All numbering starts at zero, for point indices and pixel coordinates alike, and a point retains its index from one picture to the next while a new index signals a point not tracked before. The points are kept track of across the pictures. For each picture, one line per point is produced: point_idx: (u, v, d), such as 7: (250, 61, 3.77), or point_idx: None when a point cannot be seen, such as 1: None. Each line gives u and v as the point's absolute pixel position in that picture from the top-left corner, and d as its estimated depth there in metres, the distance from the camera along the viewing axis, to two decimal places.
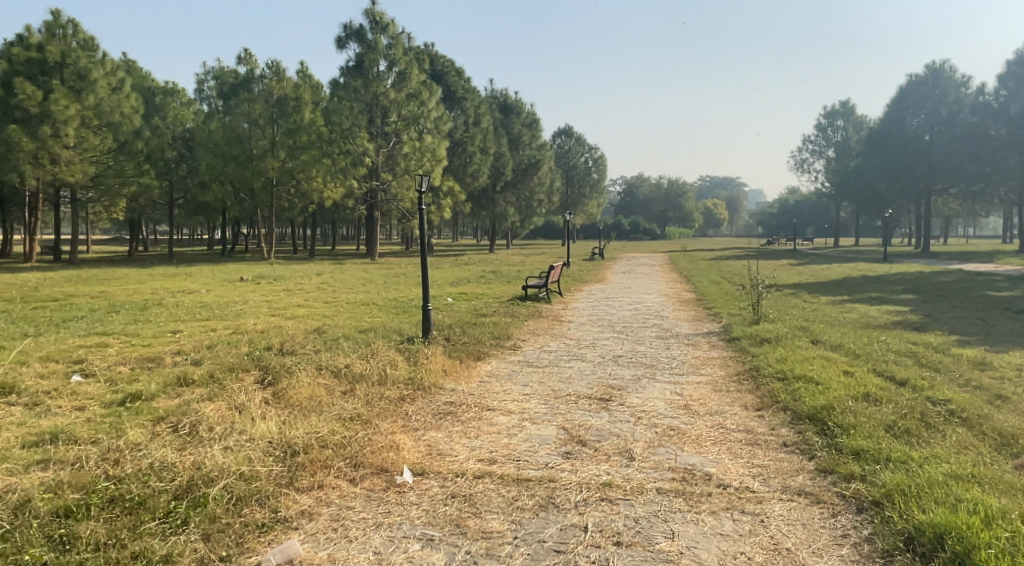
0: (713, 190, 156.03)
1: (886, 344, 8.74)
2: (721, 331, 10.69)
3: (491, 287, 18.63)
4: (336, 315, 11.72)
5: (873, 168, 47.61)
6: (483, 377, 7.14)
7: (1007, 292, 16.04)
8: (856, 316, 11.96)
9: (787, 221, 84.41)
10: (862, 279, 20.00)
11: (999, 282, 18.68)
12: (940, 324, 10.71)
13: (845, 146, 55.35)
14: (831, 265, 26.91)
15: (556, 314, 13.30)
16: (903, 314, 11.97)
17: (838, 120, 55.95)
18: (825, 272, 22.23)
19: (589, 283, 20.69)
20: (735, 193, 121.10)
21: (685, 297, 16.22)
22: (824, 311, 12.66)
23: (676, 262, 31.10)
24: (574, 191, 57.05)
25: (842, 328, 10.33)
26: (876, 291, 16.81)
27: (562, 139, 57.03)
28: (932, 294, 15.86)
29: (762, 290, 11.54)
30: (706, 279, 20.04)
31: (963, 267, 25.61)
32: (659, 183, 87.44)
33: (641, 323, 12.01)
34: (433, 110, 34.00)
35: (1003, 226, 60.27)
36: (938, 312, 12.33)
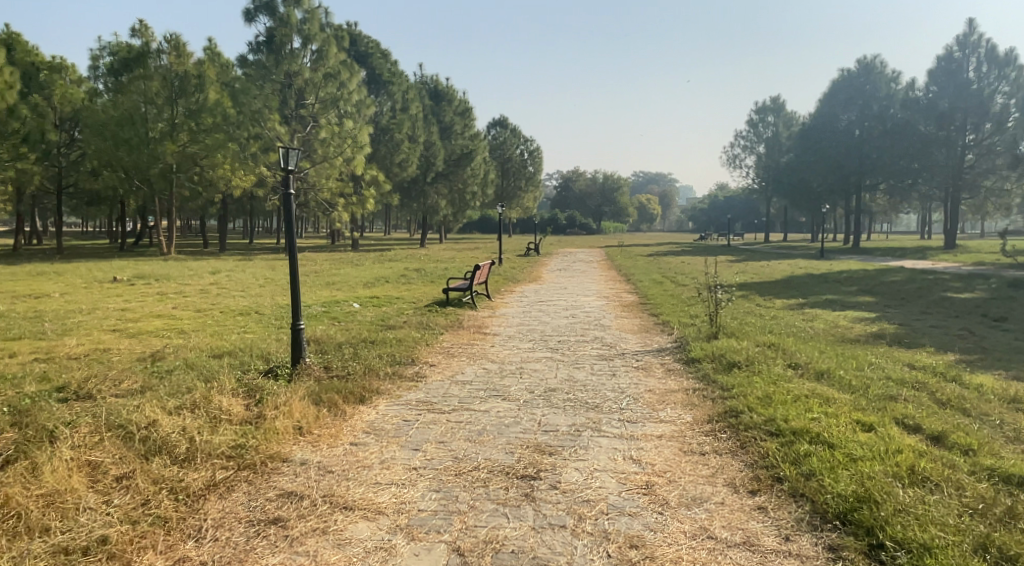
0: (646, 185, 157.51)
1: (881, 369, 7.00)
2: (674, 349, 8.78)
3: (411, 289, 16.37)
4: (197, 330, 9.27)
5: (803, 164, 47.20)
6: (355, 437, 4.92)
7: (967, 295, 14.94)
8: (825, 326, 10.33)
9: (719, 216, 84.75)
10: (811, 278, 18.78)
11: (950, 281, 17.70)
12: (923, 338, 9.16)
13: (776, 142, 55.07)
14: (774, 262, 25.80)
15: (478, 324, 11.19)
16: (875, 324, 10.45)
17: (769, 116, 55.50)
18: (771, 270, 20.94)
19: (522, 283, 18.68)
20: (669, 188, 121.89)
21: (626, 300, 14.41)
22: (787, 319, 11.01)
23: (614, 258, 29.49)
24: (509, 184, 55.11)
25: (816, 343, 8.63)
26: (831, 292, 15.45)
27: (496, 131, 54.97)
28: (891, 297, 14.54)
29: (720, 297, 9.70)
30: (649, 278, 18.33)
31: (904, 264, 24.92)
32: (594, 177, 86.44)
33: (578, 336, 10.02)
34: (353, 92, 31.53)
35: (925, 223, 61.75)
36: (913, 321, 10.86)
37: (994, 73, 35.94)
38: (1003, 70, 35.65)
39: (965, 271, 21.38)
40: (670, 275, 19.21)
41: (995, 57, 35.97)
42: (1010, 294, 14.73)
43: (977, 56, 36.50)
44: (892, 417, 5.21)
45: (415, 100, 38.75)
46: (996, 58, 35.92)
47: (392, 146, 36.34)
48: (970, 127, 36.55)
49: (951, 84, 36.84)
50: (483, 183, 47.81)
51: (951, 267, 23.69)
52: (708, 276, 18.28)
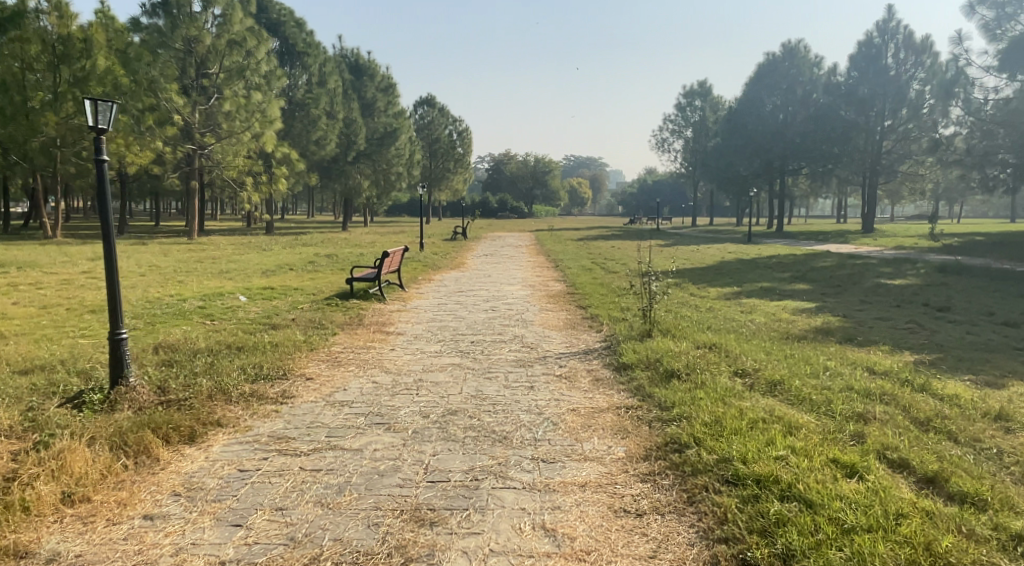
0: (577, 169, 157.69)
1: (843, 378, 5.96)
2: (603, 351, 7.56)
3: (317, 278, 14.71)
4: (21, 335, 7.52)
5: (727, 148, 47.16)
6: (154, 506, 3.52)
7: (900, 281, 14.42)
8: (766, 319, 9.37)
9: (648, 200, 85.08)
10: (743, 263, 18.05)
11: (878, 267, 17.31)
12: (872, 333, 8.28)
13: (703, 127, 54.87)
14: (703, 246, 25.21)
15: (382, 320, 9.75)
16: (818, 316, 9.58)
17: (696, 100, 55.12)
18: (701, 255, 20.20)
19: (442, 270, 17.25)
20: (599, 172, 122.15)
21: (552, 290, 13.20)
22: (724, 311, 10.03)
23: (543, 243, 28.33)
24: (437, 165, 53.18)
25: (761, 341, 7.62)
26: (764, 279, 14.67)
27: (424, 110, 52.70)
28: (825, 284, 13.85)
29: (654, 290, 8.53)
30: (577, 264, 17.23)
31: (830, 249, 24.78)
32: (526, 160, 85.09)
33: (494, 336, 8.69)
34: (263, 61, 29.20)
35: (842, 207, 63.56)
36: (855, 312, 10.07)
37: (912, 60, 36.65)
38: (920, 57, 36.40)
39: (892, 255, 21.21)
40: (599, 260, 18.16)
41: (912, 44, 36.57)
42: (940, 279, 14.31)
43: (895, 42, 36.99)
44: (873, 449, 4.13)
45: (332, 74, 36.48)
46: (913, 45, 36.58)
47: (308, 122, 33.98)
48: (888, 113, 37.16)
49: (870, 70, 37.23)
50: (409, 164, 45.78)
51: (874, 251, 23.64)
52: (638, 263, 17.33)
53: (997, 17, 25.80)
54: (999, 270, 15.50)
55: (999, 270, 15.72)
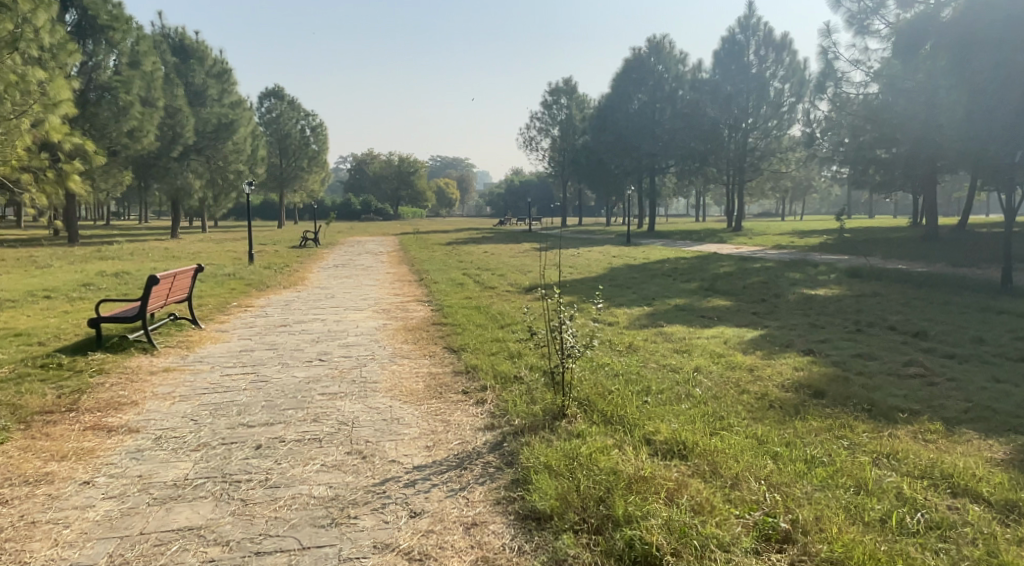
0: (443, 170, 153.68)
1: (977, 549, 3.02)
2: (490, 464, 4.20)
3: (73, 311, 10.22)
4: None
5: (594, 147, 44.59)
6: None
7: (823, 291, 12.32)
8: (724, 367, 6.44)
9: (515, 201, 83.24)
10: (637, 271, 15.46)
11: (783, 272, 15.39)
12: (895, 395, 5.52)
13: (569, 125, 52.68)
14: (582, 250, 22.69)
15: (122, 397, 5.86)
16: (789, 360, 6.83)
17: (562, 98, 52.92)
18: (587, 261, 17.56)
19: (270, 290, 13.21)
20: (464, 173, 119.30)
21: (412, 317, 9.75)
22: (655, 353, 7.06)
23: (405, 248, 24.70)
24: (287, 165, 47.51)
25: (744, 430, 4.64)
26: (673, 291, 12.05)
27: (270, 102, 46.94)
28: (748, 298, 11.40)
29: (575, 341, 5.24)
30: (445, 278, 13.77)
31: (715, 250, 23.07)
32: (389, 158, 80.19)
33: (307, 422, 5.05)
34: (44, 30, 23.12)
35: (700, 205, 64.85)
36: (830, 349, 7.38)
37: (772, 57, 36.27)
38: (780, 54, 36.12)
39: (787, 257, 19.67)
40: (473, 272, 14.85)
41: (771, 41, 36.27)
42: (865, 288, 12.39)
43: (755, 39, 36.48)
44: None
45: (148, 54, 30.39)
46: (774, 42, 36.24)
47: (116, 109, 27.97)
48: (750, 110, 36.60)
49: (733, 66, 36.39)
50: (251, 161, 40.27)
51: (759, 251, 22.26)
52: (520, 274, 14.22)
53: (862, 9, 25.03)
54: (913, 274, 14.03)
55: (911, 274, 14.25)
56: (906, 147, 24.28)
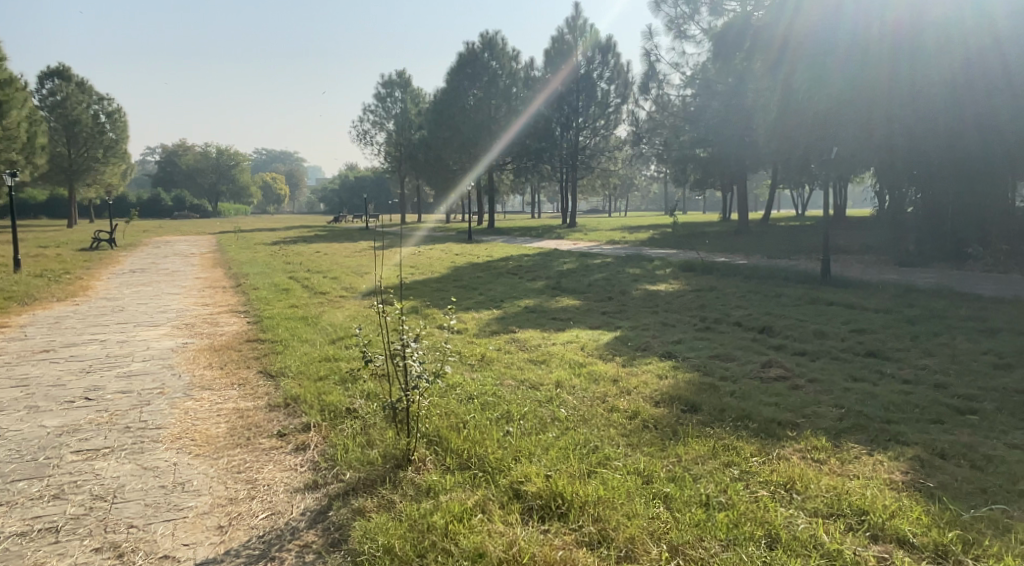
0: (271, 164, 144.76)
1: None
2: (313, 552, 3.10)
3: None
4: None
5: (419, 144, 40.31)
6: None
7: (666, 286, 12.21)
8: (586, 380, 5.73)
9: (349, 197, 79.82)
10: (480, 269, 14.62)
11: (623, 267, 15.28)
12: (767, 404, 5.09)
13: (404, 119, 51.00)
14: (420, 248, 21.53)
15: None
16: (653, 367, 6.27)
17: (396, 91, 51.16)
18: (427, 260, 16.44)
19: (39, 303, 10.74)
20: (294, 167, 113.02)
21: (221, 330, 8.12)
22: (510, 366, 6.16)
23: (222, 250, 22.10)
24: (77, 155, 41.44)
25: (627, 463, 3.88)
26: (520, 291, 11.31)
27: (54, 83, 40.63)
28: (595, 296, 10.96)
29: (420, 371, 4.19)
30: (267, 283, 12.02)
31: (555, 246, 22.93)
32: (206, 150, 73.52)
33: (44, 500, 3.60)
34: None
35: (535, 202, 65.93)
36: (690, 351, 6.95)
37: (599, 59, 36.61)
38: (606, 56, 36.50)
39: (623, 252, 19.89)
40: (300, 276, 13.18)
41: (598, 43, 36.63)
42: (703, 282, 12.49)
43: (584, 40, 36.76)
44: None
45: None
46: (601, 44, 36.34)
47: None
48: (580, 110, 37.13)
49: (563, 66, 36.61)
50: (29, 150, 34.55)
51: (597, 247, 22.45)
52: (353, 276, 12.80)
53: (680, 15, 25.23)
54: (742, 267, 14.49)
55: (740, 266, 14.70)
56: (715, 147, 25.01)
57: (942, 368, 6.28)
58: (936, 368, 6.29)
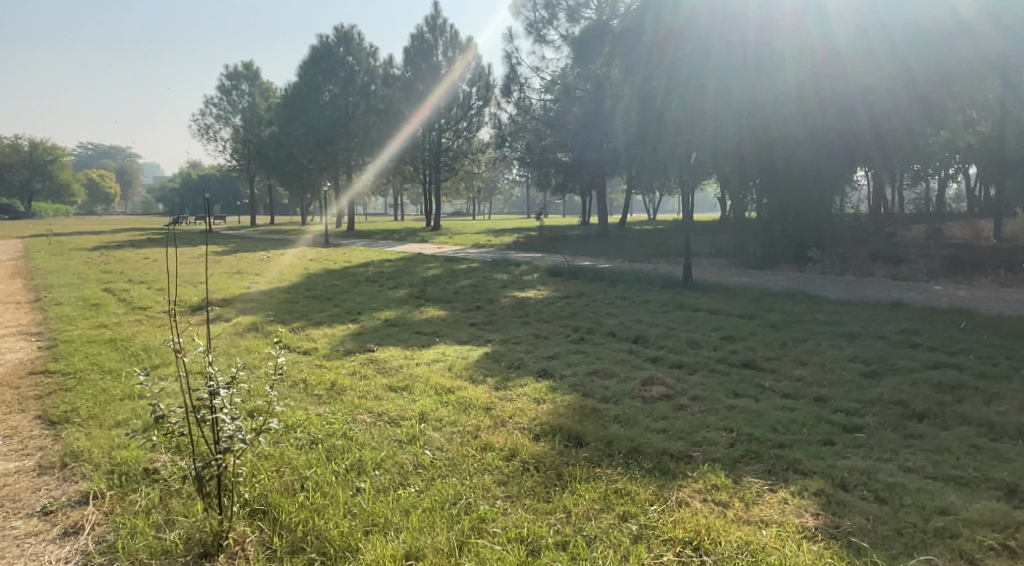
0: (101, 160, 131.32)
1: None
2: None
3: None
4: None
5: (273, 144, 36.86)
6: None
7: (534, 293, 11.67)
8: (455, 410, 4.93)
9: (191, 197, 73.74)
10: (333, 277, 13.37)
11: (489, 272, 14.61)
12: (654, 431, 4.58)
13: (252, 113, 47.68)
14: (270, 253, 19.73)
15: None
16: (529, 390, 5.59)
17: (243, 84, 47.78)
18: (274, 267, 14.89)
19: None
20: (128, 164, 103.11)
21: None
22: (364, 396, 5.24)
23: (26, 256, 19.01)
24: None
25: (507, 528, 3.19)
26: (377, 301, 10.28)
27: None
28: (461, 305, 10.16)
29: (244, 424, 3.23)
30: (73, 298, 10.14)
31: (417, 250, 21.92)
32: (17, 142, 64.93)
33: None
34: None
35: (396, 204, 64.23)
36: (567, 369, 6.33)
37: (459, 59, 34.96)
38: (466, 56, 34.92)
39: (488, 255, 19.29)
40: (118, 288, 11.32)
41: (458, 43, 34.99)
42: (571, 288, 12.07)
43: (442, 39, 34.88)
44: None
45: None
46: (459, 44, 35.00)
47: None
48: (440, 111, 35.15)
49: (422, 65, 34.53)
50: None
51: (461, 250, 21.69)
52: (184, 288, 11.15)
53: (539, 19, 24.65)
54: (608, 270, 14.31)
55: (606, 270, 14.54)
56: (577, 152, 24.92)
57: (817, 379, 6.08)
58: (812, 379, 6.08)
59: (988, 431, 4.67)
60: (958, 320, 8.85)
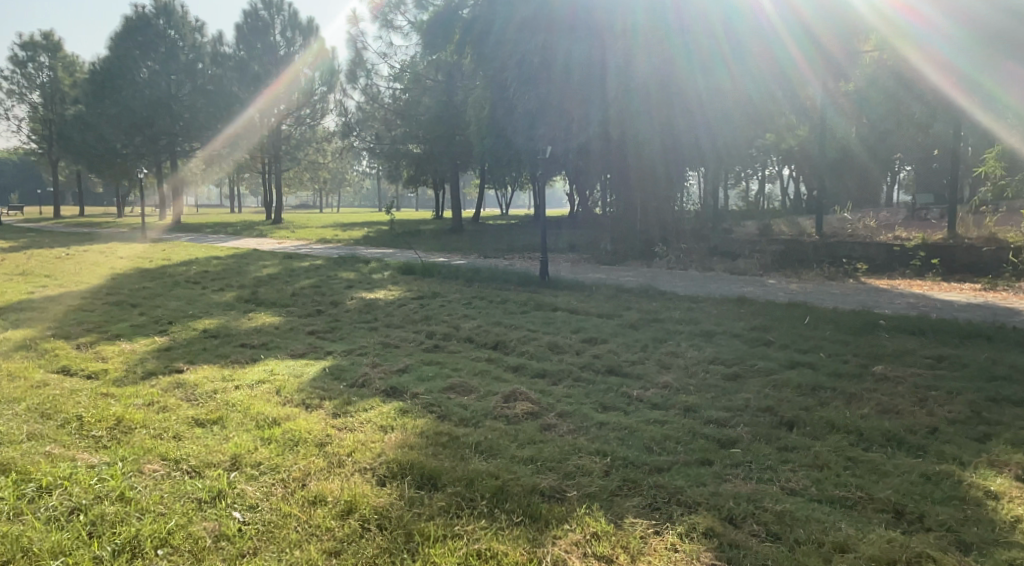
0: None
1: None
2: None
3: None
4: None
5: (67, 121, 31.18)
6: None
7: (382, 292, 10.70)
8: (278, 450, 4.00)
9: None
10: (145, 278, 11.54)
11: (333, 269, 13.39)
12: (520, 463, 3.96)
13: (54, 90, 41.60)
14: (74, 248, 17.03)
15: None
16: (374, 414, 4.74)
17: (41, 56, 41.43)
18: (70, 267, 12.64)
19: None
20: None
21: None
22: (164, 437, 4.16)
23: None
24: None
25: None
26: (196, 307, 8.84)
27: None
28: (298, 310, 9.00)
29: None
30: None
31: (254, 245, 19.98)
32: None
33: None
34: None
35: (232, 195, 59.59)
36: (419, 385, 5.54)
37: (299, 41, 32.49)
38: (307, 39, 32.58)
39: (333, 250, 17.89)
40: None
41: (297, 24, 32.46)
42: (423, 287, 11.23)
43: (279, 18, 32.14)
44: None
45: None
46: (300, 25, 32.39)
47: None
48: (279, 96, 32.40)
49: (257, 45, 31.61)
50: None
51: (304, 245, 20.08)
52: None
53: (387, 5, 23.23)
54: (462, 267, 13.61)
55: (460, 267, 13.86)
56: (428, 144, 23.95)
57: (684, 385, 5.74)
58: (679, 386, 5.72)
59: (858, 439, 4.50)
60: (802, 315, 9.04)
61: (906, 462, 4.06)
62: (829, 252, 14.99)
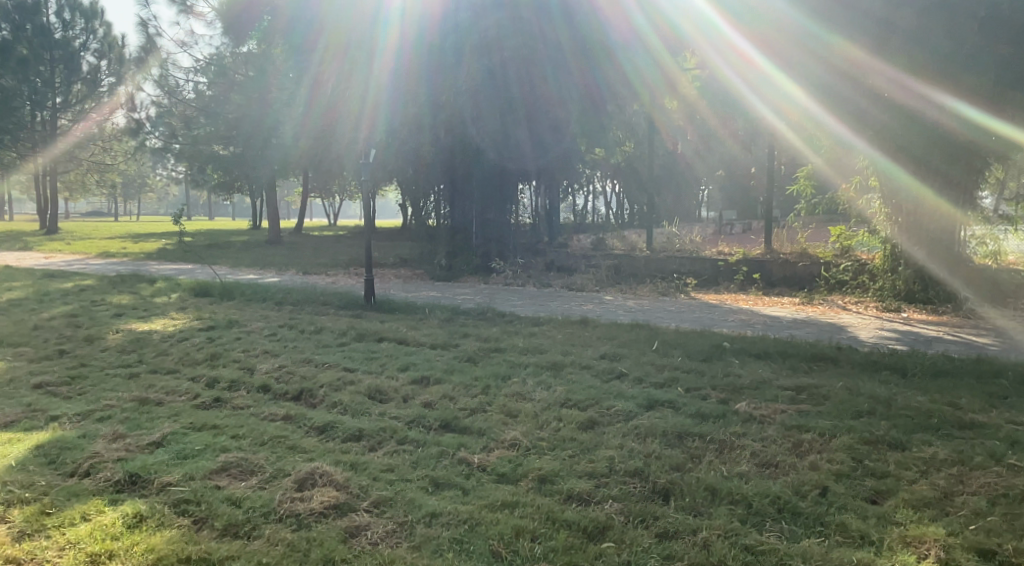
0: None
1: None
2: None
3: None
4: None
5: None
6: None
7: (159, 322, 8.62)
8: None
9: None
10: None
11: (102, 291, 10.91)
12: None
13: None
14: None
15: None
16: (86, 531, 3.36)
17: None
18: None
19: None
20: None
21: None
22: None
23: None
24: None
25: None
26: None
27: None
28: (32, 353, 6.82)
29: None
30: None
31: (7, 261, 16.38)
32: None
33: None
34: None
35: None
36: (175, 468, 4.04)
37: (80, 24, 27.74)
38: (91, 22, 27.98)
39: (111, 266, 15.04)
40: None
41: (77, 3, 27.65)
42: (218, 313, 9.29)
43: None
44: None
45: None
46: (80, 5, 27.75)
47: None
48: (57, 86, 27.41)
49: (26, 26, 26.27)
50: None
51: (78, 260, 16.86)
52: None
53: None
54: (269, 287, 11.74)
55: (265, 286, 11.95)
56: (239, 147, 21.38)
57: (535, 443, 4.64)
58: (530, 444, 4.61)
59: (748, 513, 3.66)
60: (649, 339, 8.37)
61: (814, 550, 3.24)
62: (659, 267, 14.93)
